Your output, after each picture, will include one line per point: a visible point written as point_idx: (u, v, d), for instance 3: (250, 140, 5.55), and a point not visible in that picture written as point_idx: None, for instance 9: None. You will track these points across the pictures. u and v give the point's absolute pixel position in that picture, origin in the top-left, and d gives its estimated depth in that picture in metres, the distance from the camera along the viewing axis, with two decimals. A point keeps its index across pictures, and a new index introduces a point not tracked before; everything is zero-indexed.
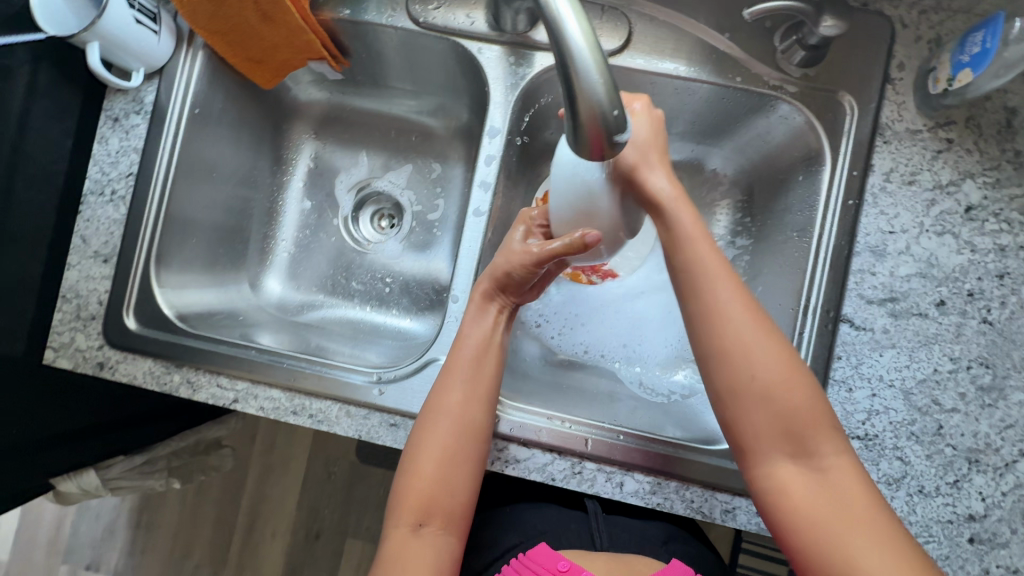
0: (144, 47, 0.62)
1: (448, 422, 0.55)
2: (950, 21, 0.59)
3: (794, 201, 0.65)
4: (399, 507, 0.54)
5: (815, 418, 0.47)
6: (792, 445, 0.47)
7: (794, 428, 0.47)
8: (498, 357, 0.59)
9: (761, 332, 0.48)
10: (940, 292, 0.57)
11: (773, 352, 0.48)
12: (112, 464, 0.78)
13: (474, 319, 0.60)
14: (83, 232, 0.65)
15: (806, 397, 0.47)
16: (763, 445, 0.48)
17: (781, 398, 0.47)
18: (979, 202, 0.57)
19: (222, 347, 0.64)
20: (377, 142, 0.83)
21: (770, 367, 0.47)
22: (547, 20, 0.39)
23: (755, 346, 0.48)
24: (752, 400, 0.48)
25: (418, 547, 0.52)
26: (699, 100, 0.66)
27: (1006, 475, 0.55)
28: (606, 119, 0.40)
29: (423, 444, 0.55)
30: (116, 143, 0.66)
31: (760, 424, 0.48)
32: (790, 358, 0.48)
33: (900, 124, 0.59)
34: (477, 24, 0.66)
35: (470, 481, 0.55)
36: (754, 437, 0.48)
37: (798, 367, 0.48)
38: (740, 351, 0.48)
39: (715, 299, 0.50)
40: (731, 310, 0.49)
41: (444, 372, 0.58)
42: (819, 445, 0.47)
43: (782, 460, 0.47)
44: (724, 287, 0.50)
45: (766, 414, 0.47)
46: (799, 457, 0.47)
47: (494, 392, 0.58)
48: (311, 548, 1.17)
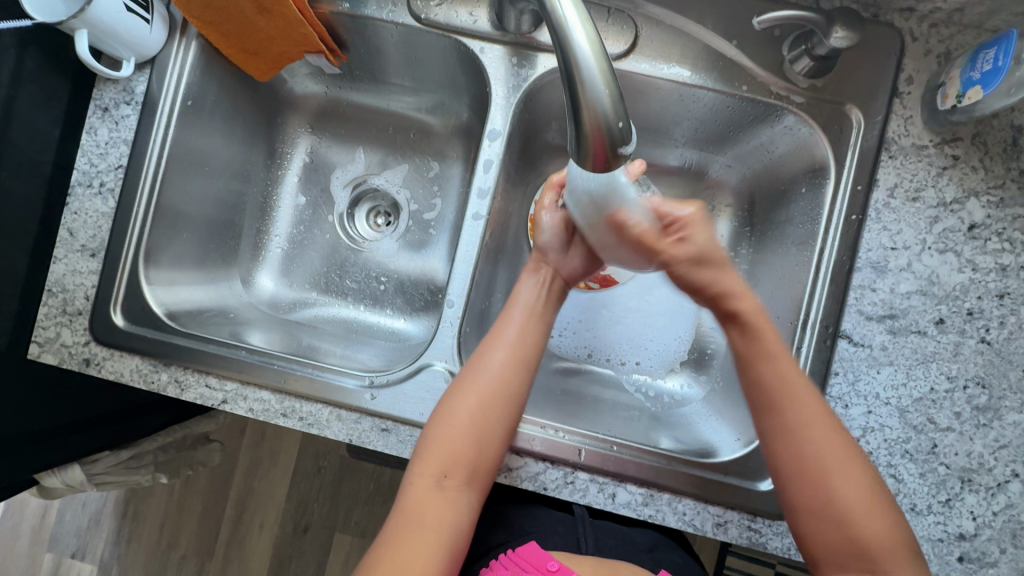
0: (137, 36, 0.60)
1: (487, 383, 0.55)
2: (960, 35, 0.58)
3: (796, 212, 0.64)
4: (425, 458, 0.53)
5: (898, 546, 0.47)
6: (864, 566, 0.47)
7: (864, 545, 0.47)
8: (541, 324, 0.59)
9: (848, 461, 0.49)
10: (939, 310, 0.57)
11: (853, 470, 0.49)
12: (99, 459, 0.77)
13: (528, 283, 0.61)
14: (70, 225, 0.63)
15: (885, 523, 0.48)
16: (829, 552, 0.49)
17: (857, 524, 0.47)
18: (982, 220, 0.57)
19: (211, 347, 0.62)
20: (374, 138, 0.82)
21: (846, 482, 0.48)
22: (554, 31, 0.38)
23: (836, 468, 0.49)
24: (830, 522, 0.48)
25: (440, 501, 0.52)
26: (704, 107, 0.65)
27: (997, 495, 0.55)
28: (611, 130, 0.39)
29: (458, 400, 0.55)
30: (105, 134, 0.64)
31: (836, 542, 0.48)
32: (872, 486, 0.49)
33: (906, 138, 0.58)
34: (480, 23, 0.64)
35: (499, 443, 0.55)
36: (823, 542, 0.49)
37: (870, 477, 0.49)
38: (820, 474, 0.49)
39: (801, 418, 0.50)
40: (816, 428, 0.50)
41: (486, 337, 0.58)
42: (888, 563, 0.47)
43: (852, 572, 0.48)
44: (812, 416, 0.50)
45: (843, 535, 0.48)
46: (865, 569, 0.47)
47: (535, 360, 0.58)
48: (299, 541, 1.17)
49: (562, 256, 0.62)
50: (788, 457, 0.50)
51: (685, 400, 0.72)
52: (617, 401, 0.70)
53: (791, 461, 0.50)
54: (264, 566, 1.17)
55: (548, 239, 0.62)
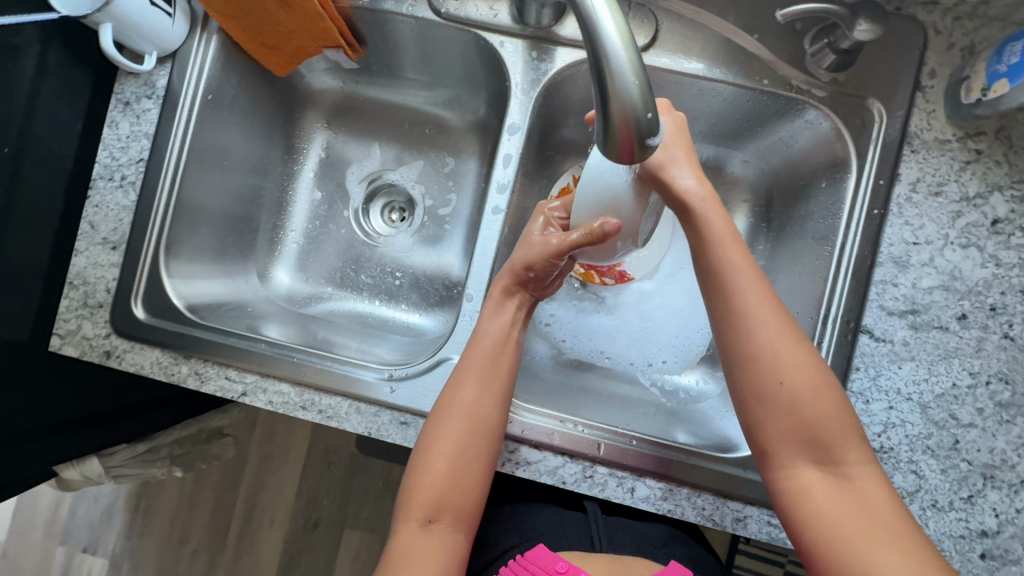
0: (159, 30, 0.60)
1: (459, 420, 0.54)
2: (984, 29, 0.58)
3: (816, 207, 0.64)
4: (409, 503, 0.53)
5: (844, 423, 0.48)
6: (817, 452, 0.47)
7: (818, 433, 0.47)
8: (515, 354, 0.58)
9: (792, 340, 0.49)
10: (962, 306, 0.57)
11: (804, 356, 0.48)
12: (115, 451, 0.77)
13: (495, 321, 0.59)
14: (92, 218, 0.63)
15: (830, 400, 0.48)
16: (785, 448, 0.48)
17: (803, 406, 0.47)
18: (1006, 215, 0.56)
19: (232, 339, 0.63)
20: (390, 133, 0.82)
21: (799, 368, 0.48)
22: (583, 21, 0.38)
23: (782, 349, 0.48)
24: (777, 407, 0.48)
25: (427, 543, 0.52)
26: (723, 102, 0.65)
27: (1020, 492, 0.55)
28: (640, 122, 0.38)
29: (432, 443, 0.54)
30: (126, 128, 0.64)
31: (785, 426, 0.48)
32: (815, 365, 0.49)
33: (929, 133, 0.57)
34: (500, 17, 0.64)
35: (480, 479, 0.54)
36: (776, 438, 0.48)
37: (820, 366, 0.49)
38: (767, 358, 0.48)
39: (745, 303, 0.50)
40: (765, 315, 0.49)
41: (454, 373, 0.58)
42: (842, 451, 0.47)
43: (804, 464, 0.48)
44: (756, 296, 0.50)
45: (791, 418, 0.48)
46: (822, 463, 0.47)
47: (507, 391, 0.57)
48: (309, 537, 1.17)
49: (540, 285, 0.61)
50: (739, 340, 0.50)
51: (700, 396, 0.71)
52: (633, 396, 0.70)
53: (737, 348, 0.50)
54: (274, 561, 1.17)
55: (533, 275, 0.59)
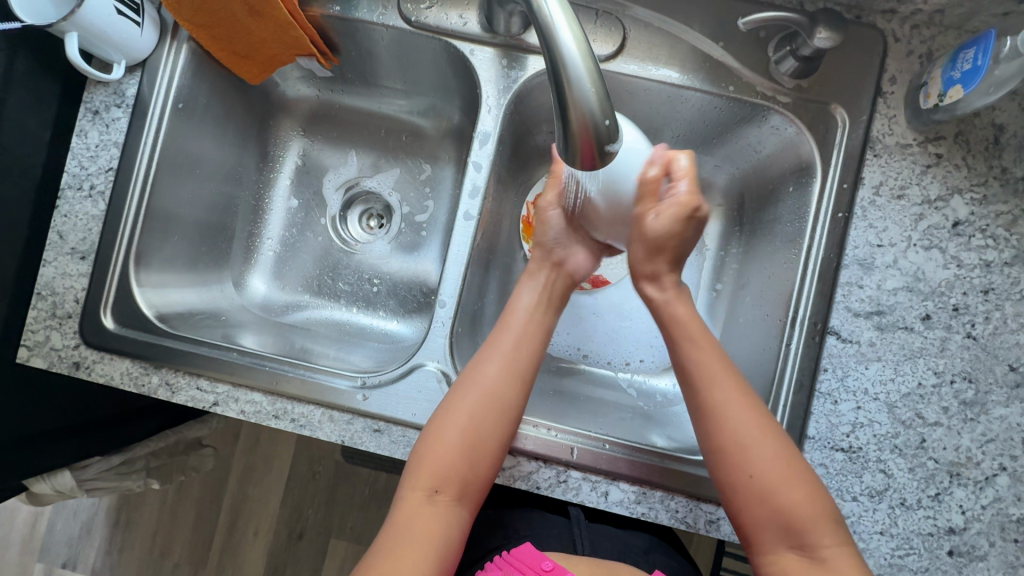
0: (127, 38, 0.60)
1: (481, 395, 0.55)
2: (941, 36, 0.59)
3: (784, 211, 0.65)
4: (417, 471, 0.53)
5: (817, 510, 0.47)
6: (793, 539, 0.47)
7: (793, 523, 0.47)
8: (539, 336, 0.59)
9: (760, 428, 0.50)
10: (925, 306, 0.58)
11: (771, 446, 0.49)
12: (88, 465, 0.76)
13: (527, 289, 0.62)
14: (60, 227, 0.63)
15: (801, 490, 0.48)
16: (765, 536, 0.48)
17: (778, 497, 0.48)
18: (966, 217, 0.58)
19: (203, 349, 0.62)
20: (366, 141, 0.82)
21: (767, 460, 0.49)
22: (540, 30, 0.38)
23: (753, 439, 0.49)
24: (753, 500, 0.48)
25: (429, 513, 0.52)
26: (692, 108, 0.66)
27: (986, 489, 0.56)
28: (597, 129, 0.39)
29: (451, 412, 0.55)
30: (95, 137, 0.64)
31: (762, 515, 0.48)
32: (786, 453, 0.49)
33: (890, 137, 0.59)
34: (470, 26, 0.64)
35: (492, 460, 0.54)
36: (755, 527, 0.49)
37: (794, 455, 0.49)
38: (736, 450, 0.50)
39: (716, 398, 0.51)
40: (732, 410, 0.51)
41: (482, 349, 0.58)
42: (819, 538, 0.47)
43: (784, 552, 0.48)
44: (726, 391, 0.52)
45: (769, 510, 0.48)
46: (800, 549, 0.47)
47: (528, 377, 0.57)
48: (293, 548, 1.16)
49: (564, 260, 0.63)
50: (714, 432, 0.51)
51: (677, 398, 0.72)
52: (610, 400, 0.71)
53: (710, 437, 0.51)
54: (257, 573, 1.16)
55: (550, 237, 0.62)
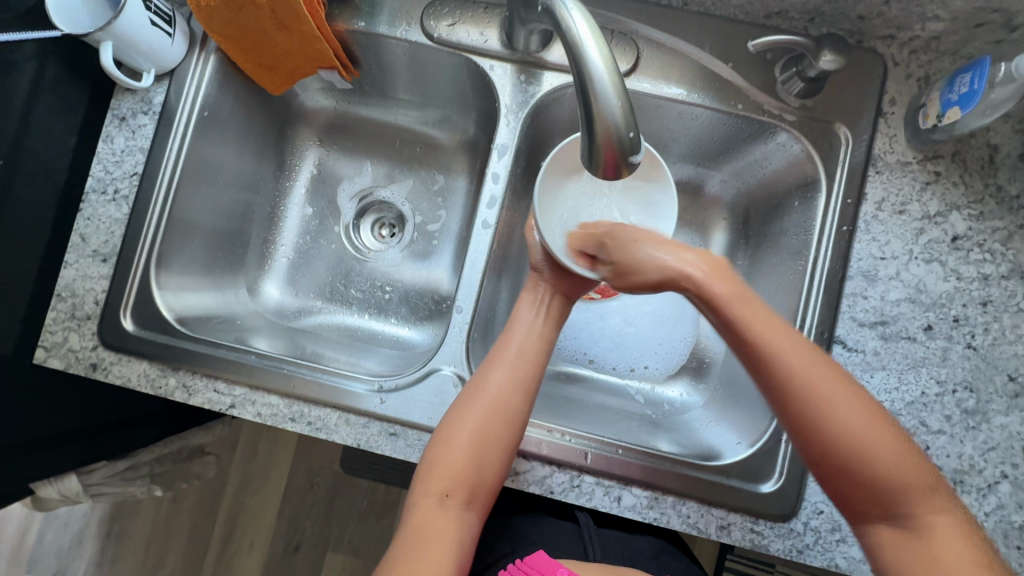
0: (158, 49, 0.62)
1: (487, 402, 0.55)
2: (938, 61, 0.63)
3: (790, 225, 0.67)
4: (427, 477, 0.54)
5: (913, 474, 0.44)
6: (882, 508, 0.45)
7: (884, 492, 0.45)
8: (544, 344, 0.61)
9: (843, 392, 0.46)
10: (927, 317, 0.60)
11: (857, 412, 0.45)
12: (94, 469, 0.76)
13: (526, 305, 0.63)
14: (83, 230, 0.64)
15: (893, 454, 0.45)
16: (855, 504, 0.47)
17: (864, 463, 0.45)
18: (964, 232, 0.60)
19: (221, 351, 0.63)
20: (381, 152, 0.84)
21: (853, 429, 0.45)
22: (570, 51, 0.41)
23: (831, 405, 0.46)
24: (840, 470, 0.46)
25: (442, 518, 0.52)
26: (701, 125, 0.68)
27: (988, 496, 0.57)
28: (621, 140, 0.41)
29: (459, 418, 0.55)
30: (121, 142, 0.65)
31: (849, 485, 0.46)
32: (874, 416, 0.46)
33: (891, 155, 0.62)
34: (490, 43, 0.67)
35: (498, 464, 0.55)
36: (844, 496, 0.47)
37: (883, 419, 0.46)
38: (813, 419, 0.46)
39: (790, 366, 0.46)
40: (806, 374, 0.46)
41: (486, 358, 0.59)
42: (914, 505, 0.44)
43: (877, 520, 0.46)
44: (798, 358, 0.47)
45: (853, 479, 0.46)
46: (891, 518, 0.45)
47: (534, 383, 0.58)
48: (290, 560, 1.15)
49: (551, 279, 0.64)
50: (786, 404, 0.47)
51: (684, 407, 0.73)
52: (619, 408, 0.72)
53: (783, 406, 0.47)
54: None
55: (540, 257, 0.64)
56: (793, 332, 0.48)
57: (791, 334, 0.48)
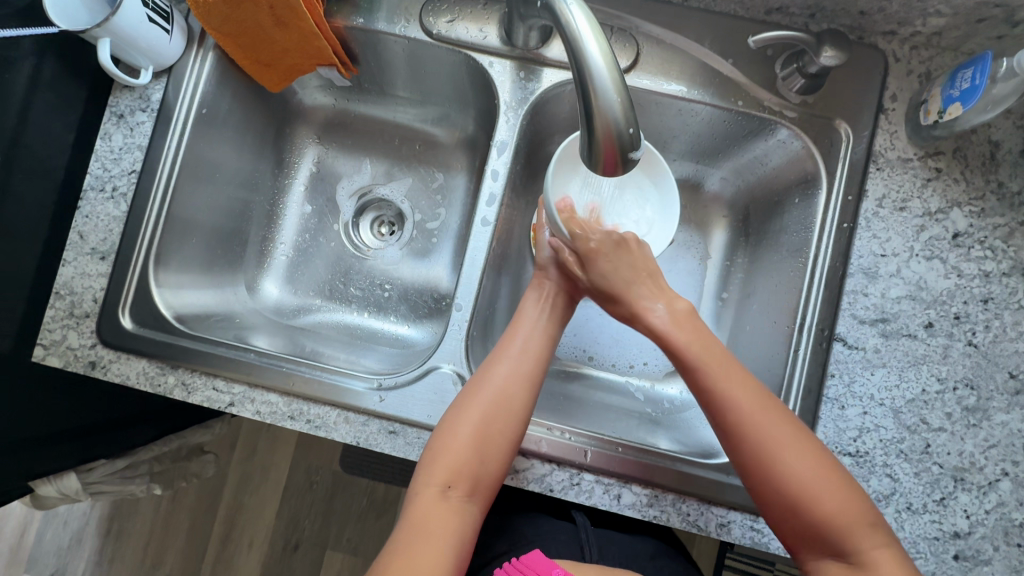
0: (156, 45, 0.62)
1: (492, 395, 0.55)
2: (939, 57, 0.62)
3: (790, 222, 0.67)
4: (429, 468, 0.54)
5: (858, 517, 0.49)
6: (831, 547, 0.49)
7: (833, 535, 0.49)
8: (547, 341, 0.61)
9: (796, 443, 0.50)
10: (928, 314, 0.60)
11: (809, 463, 0.50)
12: (93, 468, 0.75)
13: (531, 303, 0.63)
14: (81, 228, 0.63)
15: (842, 502, 0.49)
16: (806, 544, 0.50)
17: (815, 510, 0.49)
18: (965, 229, 0.60)
19: (220, 349, 0.63)
20: (380, 149, 0.84)
21: (805, 477, 0.49)
22: (569, 46, 0.41)
23: (787, 455, 0.50)
24: (796, 515, 0.50)
25: (445, 510, 0.52)
26: (702, 121, 0.68)
27: (989, 494, 0.57)
28: (621, 136, 0.41)
29: (462, 410, 0.55)
30: (120, 140, 0.65)
31: (800, 529, 0.50)
32: (825, 464, 0.50)
33: (892, 152, 0.61)
34: (490, 39, 0.67)
35: (502, 455, 0.55)
36: (796, 536, 0.51)
37: (833, 468, 0.50)
38: (767, 467, 0.50)
39: (744, 414, 0.51)
40: (760, 425, 0.51)
41: (491, 353, 0.59)
42: (859, 544, 0.48)
43: (826, 557, 0.50)
44: (764, 419, 0.50)
45: (806, 523, 0.49)
46: (840, 556, 0.49)
47: (537, 377, 0.58)
48: (290, 559, 1.15)
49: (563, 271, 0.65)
50: (742, 447, 0.51)
51: (684, 405, 0.73)
52: (619, 406, 0.71)
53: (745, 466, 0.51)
54: None
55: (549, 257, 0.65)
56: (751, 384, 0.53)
57: (750, 387, 0.52)
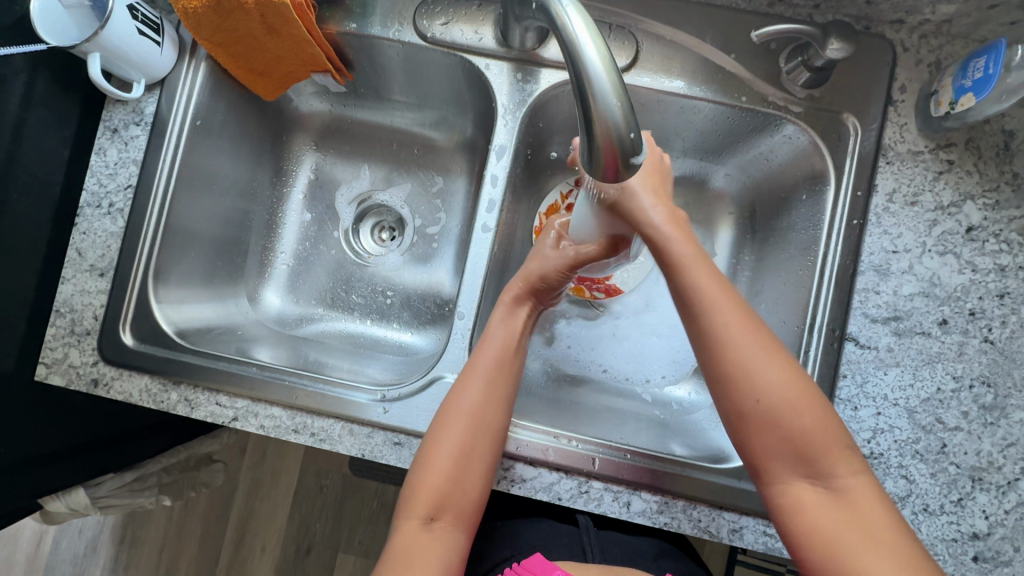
0: (147, 58, 0.61)
1: (466, 423, 0.55)
2: (949, 45, 0.60)
3: (797, 219, 0.66)
4: (410, 502, 0.53)
5: (830, 437, 0.46)
6: (805, 467, 0.46)
7: (806, 450, 0.46)
8: (518, 359, 0.60)
9: (767, 350, 0.48)
10: (942, 311, 0.58)
11: (784, 371, 0.47)
12: (102, 481, 0.75)
13: (501, 323, 0.61)
14: (79, 245, 0.63)
15: (816, 414, 0.47)
16: (775, 464, 0.47)
17: (784, 421, 0.46)
18: (979, 223, 0.58)
19: (221, 364, 0.62)
20: (379, 155, 0.83)
21: (775, 383, 0.47)
22: (566, 49, 0.39)
23: (760, 363, 0.48)
24: (763, 425, 0.47)
25: (429, 542, 0.51)
26: (704, 118, 0.66)
27: (1008, 494, 0.56)
28: (622, 140, 0.39)
29: (439, 439, 0.55)
30: (114, 155, 0.64)
31: (773, 444, 0.47)
32: (798, 376, 0.48)
33: (902, 145, 0.60)
34: (485, 41, 0.65)
35: (482, 483, 0.54)
36: (762, 454, 0.48)
37: (806, 386, 0.48)
38: (738, 372, 0.48)
39: (720, 315, 0.50)
40: (735, 325, 0.49)
41: (459, 377, 0.58)
42: (833, 467, 0.46)
43: (796, 479, 0.47)
44: (726, 312, 0.50)
45: (779, 435, 0.47)
46: (811, 476, 0.46)
47: (510, 393, 0.58)
48: (302, 563, 1.15)
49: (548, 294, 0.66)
50: (716, 349, 0.49)
51: (693, 407, 0.72)
52: (627, 409, 0.70)
53: (710, 358, 0.49)
54: None
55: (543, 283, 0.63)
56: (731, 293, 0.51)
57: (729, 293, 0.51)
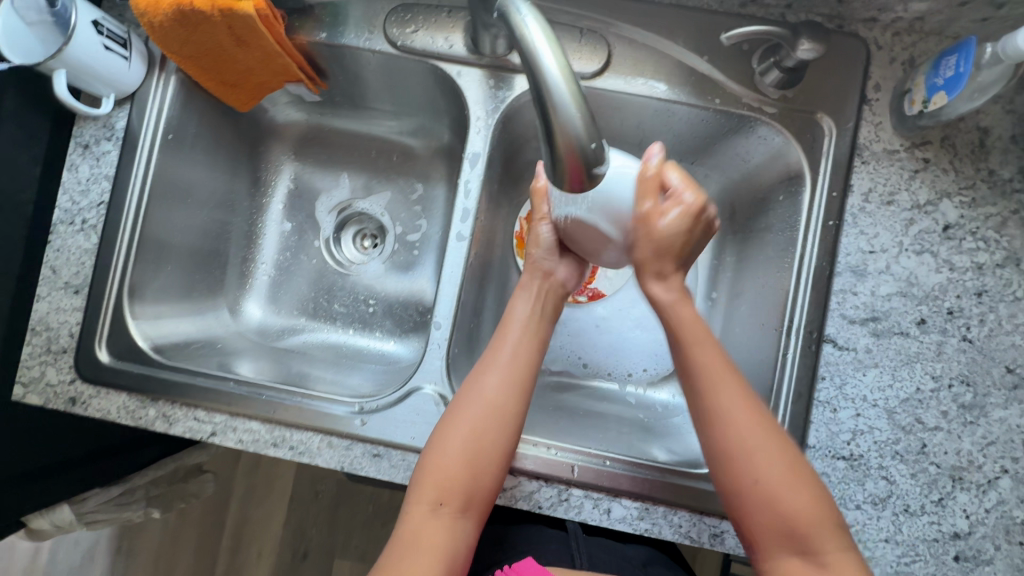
0: (115, 72, 0.60)
1: (481, 407, 0.53)
2: (922, 42, 0.60)
3: (775, 220, 0.65)
4: (420, 485, 0.52)
5: (823, 518, 0.46)
6: (796, 545, 0.46)
7: (798, 531, 0.46)
8: (539, 342, 0.58)
9: (766, 433, 0.48)
10: (920, 310, 0.58)
11: (776, 454, 0.47)
12: (87, 497, 0.76)
13: (523, 298, 0.60)
14: (53, 262, 0.63)
15: (811, 496, 0.46)
16: (765, 543, 0.47)
17: (780, 501, 0.46)
18: (956, 220, 0.58)
19: (199, 379, 0.62)
20: (357, 162, 0.82)
21: (771, 467, 0.47)
22: (526, 58, 0.39)
23: (759, 448, 0.47)
24: (761, 506, 0.46)
25: (434, 528, 0.50)
26: (680, 121, 0.66)
27: (989, 492, 0.56)
28: (584, 151, 0.39)
29: (453, 424, 0.53)
30: (86, 171, 0.64)
31: (766, 524, 0.47)
32: (792, 458, 0.47)
33: (877, 144, 0.59)
34: (456, 48, 0.65)
35: (494, 472, 0.52)
36: (755, 531, 0.47)
37: (801, 468, 0.47)
38: (740, 449, 0.47)
39: (721, 397, 0.49)
40: (732, 407, 0.48)
41: (480, 360, 0.56)
42: (824, 547, 0.45)
43: (788, 556, 0.46)
44: (728, 395, 0.49)
45: (774, 516, 0.46)
46: (804, 555, 0.46)
47: (530, 378, 0.56)
48: (298, 569, 1.15)
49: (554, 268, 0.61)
50: (717, 430, 0.48)
51: (676, 410, 0.71)
52: (609, 413, 0.70)
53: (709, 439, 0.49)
54: None
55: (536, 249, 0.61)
56: (733, 375, 0.50)
57: (730, 375, 0.50)
